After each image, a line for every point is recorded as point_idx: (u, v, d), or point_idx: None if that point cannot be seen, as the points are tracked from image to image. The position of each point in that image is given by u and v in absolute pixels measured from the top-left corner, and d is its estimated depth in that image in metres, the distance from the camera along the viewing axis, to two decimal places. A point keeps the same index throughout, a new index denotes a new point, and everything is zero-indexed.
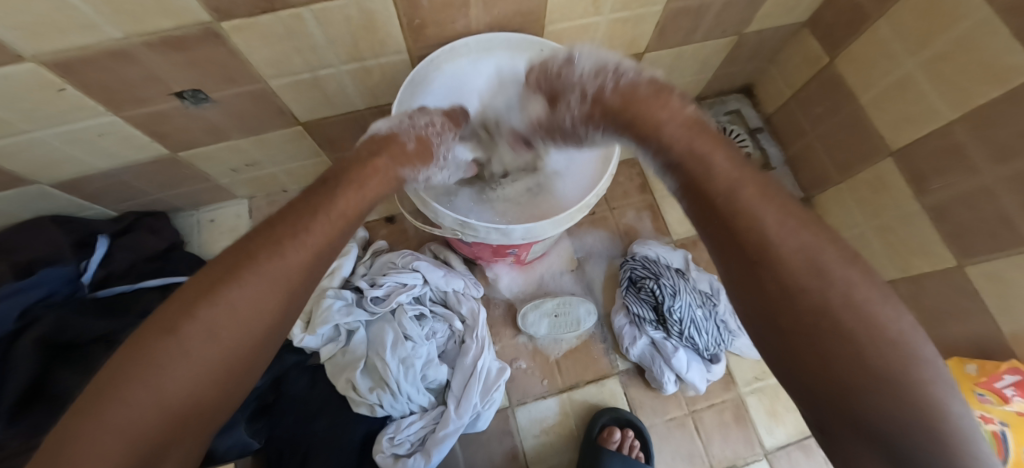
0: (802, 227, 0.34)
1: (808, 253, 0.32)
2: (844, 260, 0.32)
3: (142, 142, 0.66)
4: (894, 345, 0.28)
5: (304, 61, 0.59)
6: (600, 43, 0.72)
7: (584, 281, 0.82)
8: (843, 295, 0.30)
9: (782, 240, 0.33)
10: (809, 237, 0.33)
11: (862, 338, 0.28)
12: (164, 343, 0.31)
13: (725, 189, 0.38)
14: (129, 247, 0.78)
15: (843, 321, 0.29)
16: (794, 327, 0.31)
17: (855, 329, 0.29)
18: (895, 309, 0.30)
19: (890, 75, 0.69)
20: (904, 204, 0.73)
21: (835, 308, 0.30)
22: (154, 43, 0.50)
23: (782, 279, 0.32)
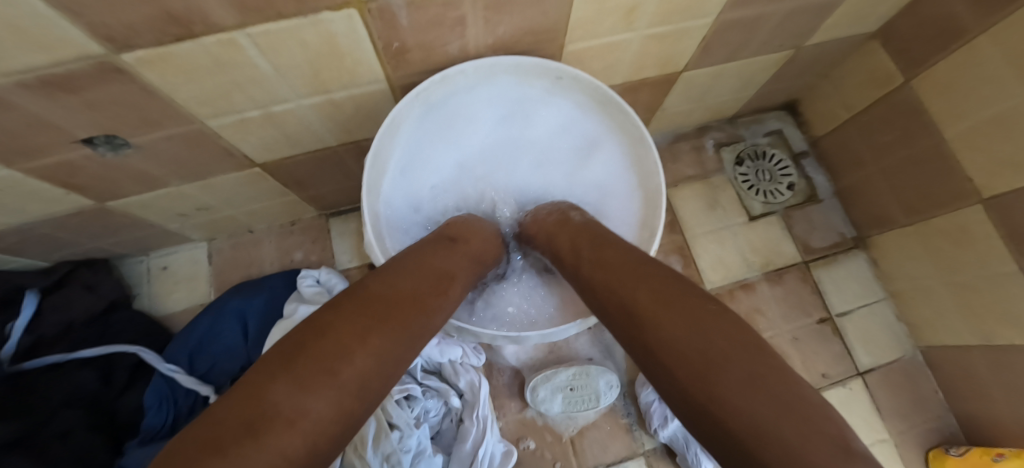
0: (664, 302, 0.29)
1: (670, 332, 0.27)
2: (694, 327, 0.27)
3: (55, 193, 0.52)
4: (775, 412, 0.21)
5: (249, 97, 0.46)
6: (629, 64, 0.58)
7: (603, 343, 0.70)
8: (710, 365, 0.24)
9: (662, 329, 0.28)
10: (674, 303, 0.29)
11: (733, 416, 0.21)
12: None
13: (601, 289, 0.35)
14: (60, 309, 0.64)
15: (727, 400, 0.22)
16: (692, 423, 0.24)
17: (722, 404, 0.22)
18: (726, 338, 0.25)
19: (992, 106, 0.56)
20: (996, 262, 0.60)
21: (710, 384, 0.23)
22: (30, 83, 0.36)
23: (666, 360, 0.26)
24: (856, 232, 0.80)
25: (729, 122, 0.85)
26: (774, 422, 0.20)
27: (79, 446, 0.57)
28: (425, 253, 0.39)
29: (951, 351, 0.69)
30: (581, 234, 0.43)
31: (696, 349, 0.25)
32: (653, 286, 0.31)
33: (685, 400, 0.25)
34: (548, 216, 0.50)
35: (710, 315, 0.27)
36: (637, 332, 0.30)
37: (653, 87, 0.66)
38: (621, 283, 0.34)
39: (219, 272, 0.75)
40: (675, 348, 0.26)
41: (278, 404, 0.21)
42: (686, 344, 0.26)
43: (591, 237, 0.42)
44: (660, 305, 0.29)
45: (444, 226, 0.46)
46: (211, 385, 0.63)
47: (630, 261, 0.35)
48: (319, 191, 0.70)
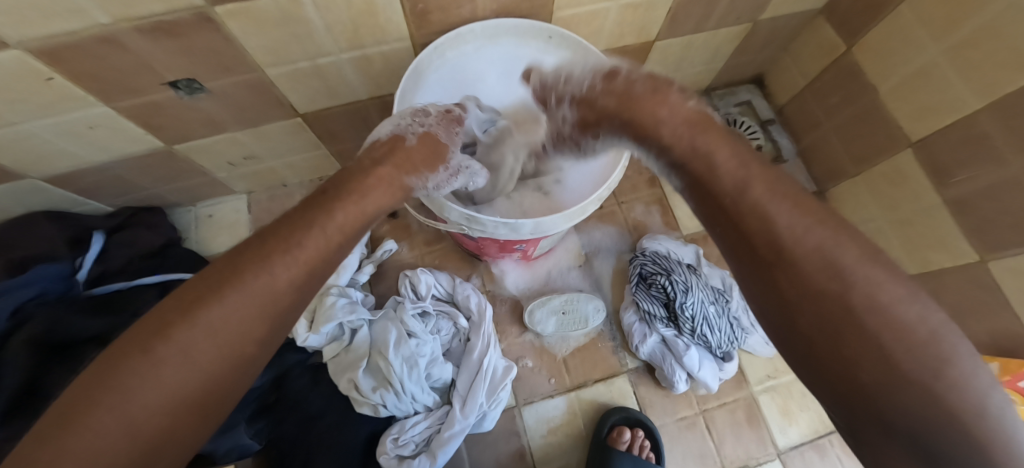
0: (870, 260, 0.33)
1: (869, 298, 0.31)
2: (889, 286, 0.32)
3: (136, 134, 0.63)
4: (917, 364, 0.29)
5: (301, 50, 0.57)
6: (610, 30, 0.69)
7: (592, 278, 0.81)
8: (904, 327, 0.30)
9: (849, 287, 0.32)
10: (831, 262, 0.33)
11: (900, 371, 0.29)
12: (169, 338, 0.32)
13: (775, 227, 0.36)
14: (125, 244, 0.76)
15: (897, 365, 0.29)
16: (823, 365, 0.32)
17: (876, 354, 0.30)
18: (894, 288, 0.31)
19: (914, 63, 0.67)
20: (925, 197, 0.70)
21: (871, 334, 0.30)
22: (144, 29, 0.48)
23: (827, 311, 0.32)
24: (817, 188, 0.91)
25: (704, 93, 0.97)
26: (899, 368, 0.29)
27: None
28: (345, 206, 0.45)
29: None
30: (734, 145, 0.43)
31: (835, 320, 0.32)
32: (848, 244, 0.34)
33: (821, 348, 0.33)
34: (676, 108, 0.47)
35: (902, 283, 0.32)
36: (809, 292, 0.33)
37: (632, 54, 0.77)
38: (810, 229, 0.35)
39: (257, 220, 0.86)
40: (857, 316, 0.31)
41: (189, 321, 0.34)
42: (875, 312, 0.30)
43: (731, 148, 0.42)
44: (840, 269, 0.33)
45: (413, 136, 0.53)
46: None
47: (800, 206, 0.36)
48: (345, 146, 0.81)
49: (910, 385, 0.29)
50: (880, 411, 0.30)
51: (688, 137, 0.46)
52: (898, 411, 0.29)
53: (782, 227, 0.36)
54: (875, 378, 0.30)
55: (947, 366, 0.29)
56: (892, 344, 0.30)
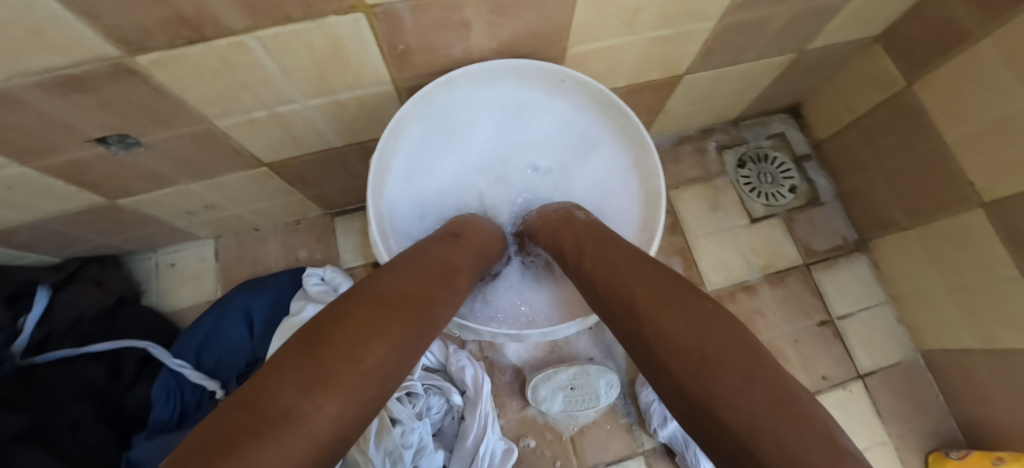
0: (667, 304, 0.30)
1: (671, 328, 0.28)
2: (701, 326, 0.27)
3: (67, 190, 0.53)
4: (739, 389, 0.23)
5: (256, 98, 0.47)
6: (632, 66, 0.59)
7: (604, 344, 0.71)
8: (705, 350, 0.26)
9: (657, 326, 0.29)
10: (679, 308, 0.29)
11: (716, 399, 0.23)
12: (299, 408, 0.22)
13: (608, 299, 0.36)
14: (70, 304, 0.65)
15: (707, 385, 0.24)
16: (677, 402, 0.26)
17: (705, 381, 0.24)
18: (719, 329, 0.27)
19: (993, 111, 0.56)
20: (997, 266, 0.60)
21: (683, 358, 0.26)
22: (46, 84, 0.37)
23: (651, 354, 0.29)
24: (858, 236, 0.80)
25: (731, 124, 0.86)
26: (766, 413, 0.22)
27: (86, 442, 0.57)
28: (431, 249, 0.43)
29: (953, 355, 0.69)
30: (587, 238, 0.44)
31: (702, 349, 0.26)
32: (649, 286, 0.33)
33: (666, 381, 0.28)
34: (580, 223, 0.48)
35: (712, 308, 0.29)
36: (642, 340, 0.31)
37: (655, 89, 0.66)
38: (628, 287, 0.34)
39: (225, 269, 0.76)
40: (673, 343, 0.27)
41: (297, 393, 0.23)
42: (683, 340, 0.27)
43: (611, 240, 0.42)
44: (661, 303, 0.31)
45: (448, 224, 0.51)
46: (217, 380, 0.64)
47: (633, 264, 0.36)
48: (323, 190, 0.71)
49: (774, 423, 0.21)
50: (736, 446, 0.22)
51: (563, 225, 0.49)
52: (729, 442, 0.22)
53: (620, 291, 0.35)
54: (761, 410, 0.22)
55: (777, 396, 0.22)
56: (707, 356, 0.26)
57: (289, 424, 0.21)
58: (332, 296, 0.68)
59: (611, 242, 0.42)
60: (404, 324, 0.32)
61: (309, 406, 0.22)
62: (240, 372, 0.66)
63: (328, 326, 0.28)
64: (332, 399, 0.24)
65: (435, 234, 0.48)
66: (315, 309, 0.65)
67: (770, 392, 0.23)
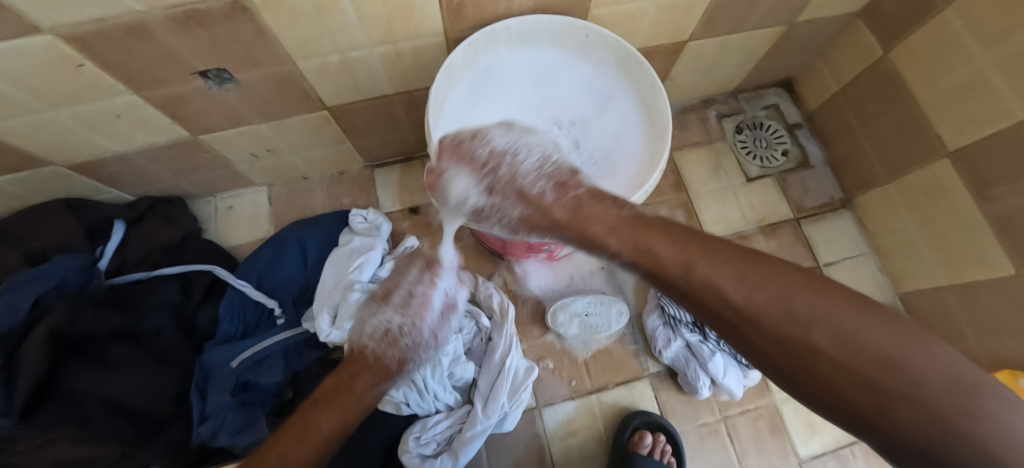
0: (829, 297, 0.28)
1: (852, 324, 0.26)
2: (866, 326, 0.26)
3: (161, 124, 0.62)
4: (936, 392, 0.23)
5: (333, 42, 0.56)
6: (645, 30, 0.68)
7: (614, 281, 0.80)
8: (893, 356, 0.25)
9: (827, 326, 0.27)
10: (829, 305, 0.27)
11: (920, 399, 0.23)
12: (317, 411, 0.42)
13: (725, 295, 0.30)
14: (144, 236, 0.75)
15: (886, 396, 0.24)
16: (841, 408, 0.26)
17: (900, 382, 0.24)
18: (882, 331, 0.26)
19: (957, 71, 0.65)
20: (962, 209, 0.69)
21: (855, 362, 0.25)
22: (177, 18, 0.47)
23: (799, 353, 0.27)
24: (844, 195, 0.89)
25: (731, 96, 0.95)
26: (956, 409, 0.22)
27: (168, 345, 0.64)
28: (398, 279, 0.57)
29: (926, 296, 0.78)
30: (653, 226, 0.37)
31: (868, 360, 0.25)
32: (801, 288, 0.29)
33: (825, 388, 0.26)
34: (617, 212, 0.39)
35: (878, 306, 0.27)
36: (775, 338, 0.28)
37: (664, 55, 0.75)
38: (741, 287, 0.30)
39: (277, 213, 0.85)
40: (849, 339, 0.26)
41: (339, 389, 0.45)
42: (871, 337, 0.25)
43: (668, 233, 0.35)
44: (809, 309, 0.28)
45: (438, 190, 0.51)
46: (276, 300, 0.73)
47: (742, 256, 0.32)
48: (369, 141, 0.80)
49: (971, 417, 0.22)
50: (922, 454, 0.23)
51: (632, 224, 0.37)
52: (921, 438, 0.23)
53: (729, 292, 0.31)
54: (955, 408, 0.22)
55: (968, 385, 0.23)
56: (886, 370, 0.24)
57: (307, 417, 0.41)
58: (375, 232, 0.77)
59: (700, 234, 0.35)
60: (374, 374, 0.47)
61: (309, 424, 0.41)
62: (296, 296, 0.74)
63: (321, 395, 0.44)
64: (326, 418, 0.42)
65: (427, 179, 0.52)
66: (362, 241, 0.75)
67: (957, 383, 0.23)
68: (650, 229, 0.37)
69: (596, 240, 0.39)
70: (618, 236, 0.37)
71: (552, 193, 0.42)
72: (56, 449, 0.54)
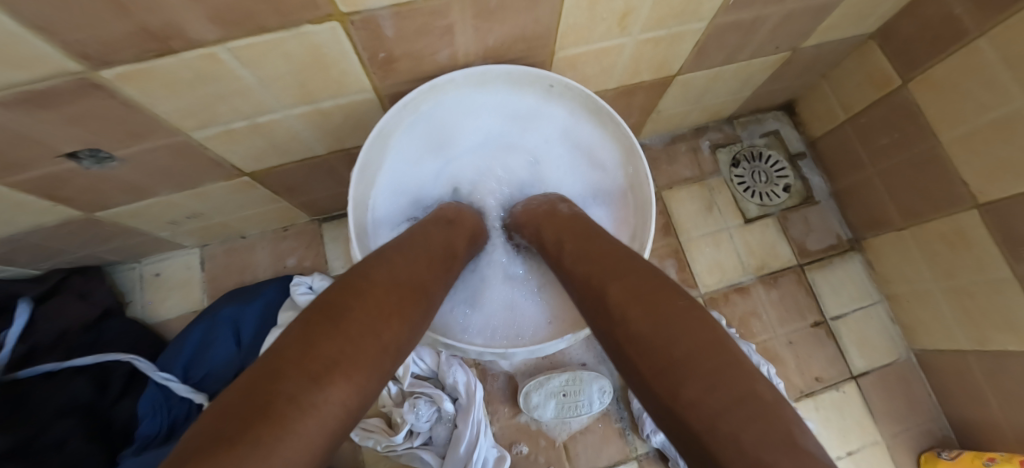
0: (635, 299, 0.31)
1: (647, 319, 0.29)
2: (651, 322, 0.28)
3: (42, 205, 0.52)
4: (707, 379, 0.23)
5: (233, 108, 0.45)
6: (623, 67, 0.57)
7: (596, 348, 0.71)
8: (674, 357, 0.25)
9: (631, 324, 0.29)
10: (646, 304, 0.30)
11: (718, 411, 0.22)
12: (306, 388, 0.22)
13: (583, 282, 0.37)
14: (53, 319, 0.64)
15: (674, 387, 0.24)
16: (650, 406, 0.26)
17: (671, 378, 0.25)
18: (669, 324, 0.28)
19: (990, 110, 0.55)
20: (990, 267, 0.60)
21: (651, 359, 0.27)
22: (8, 101, 0.36)
23: (618, 343, 0.31)
24: (852, 234, 0.80)
25: (725, 122, 0.84)
26: (724, 410, 0.22)
27: (74, 459, 0.56)
28: (428, 231, 0.44)
29: (946, 355, 0.69)
30: (575, 230, 0.44)
31: (670, 350, 0.26)
32: (626, 282, 0.33)
33: (642, 373, 0.28)
34: (565, 213, 0.49)
35: (687, 306, 0.29)
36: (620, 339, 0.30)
37: (648, 90, 0.65)
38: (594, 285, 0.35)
39: (212, 278, 0.75)
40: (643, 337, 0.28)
41: (289, 388, 0.22)
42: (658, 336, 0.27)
43: (577, 227, 0.44)
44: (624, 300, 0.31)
45: (442, 209, 0.51)
46: (205, 392, 0.63)
47: (603, 261, 0.37)
48: (310, 197, 0.69)
49: (737, 421, 0.21)
50: (696, 442, 0.22)
51: (567, 219, 0.47)
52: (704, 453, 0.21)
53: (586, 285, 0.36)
54: (723, 409, 0.22)
55: (746, 402, 0.22)
56: (682, 361, 0.25)
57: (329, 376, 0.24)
58: None
59: (596, 234, 0.42)
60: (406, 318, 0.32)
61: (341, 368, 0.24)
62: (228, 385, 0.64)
63: (349, 301, 0.29)
64: (336, 391, 0.24)
65: (431, 219, 0.48)
66: None
67: (735, 390, 0.22)
68: (570, 225, 0.46)
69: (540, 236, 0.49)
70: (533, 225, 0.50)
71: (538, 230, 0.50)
72: None
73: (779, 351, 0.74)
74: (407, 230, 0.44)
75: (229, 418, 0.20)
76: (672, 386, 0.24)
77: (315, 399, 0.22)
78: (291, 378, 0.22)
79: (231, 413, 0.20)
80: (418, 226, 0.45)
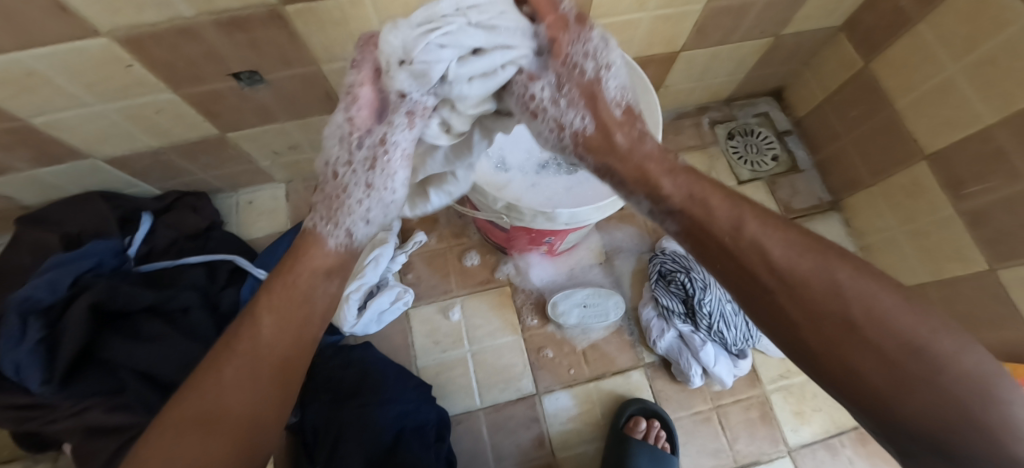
0: (866, 274, 0.27)
1: (893, 311, 0.26)
2: (899, 303, 0.26)
3: (195, 120, 0.68)
4: (967, 376, 0.24)
5: (357, 47, 0.62)
6: (641, 40, 0.74)
7: (613, 275, 0.85)
8: (920, 342, 0.25)
9: (864, 302, 0.26)
10: (879, 293, 0.26)
11: (943, 385, 0.24)
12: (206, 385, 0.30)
13: (773, 260, 0.29)
14: (172, 225, 0.81)
15: (875, 360, 0.26)
16: (858, 389, 0.26)
17: (924, 368, 0.24)
18: (900, 302, 0.26)
19: (930, 79, 0.70)
20: (939, 207, 0.73)
21: (884, 343, 0.25)
22: (222, 22, 0.52)
23: (832, 330, 0.27)
24: (832, 197, 0.94)
25: (724, 103, 1.00)
26: (963, 378, 0.24)
27: (194, 323, 0.69)
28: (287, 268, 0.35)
29: None
30: (720, 186, 0.33)
31: (903, 330, 0.25)
32: (839, 272, 0.28)
33: (804, 343, 0.28)
34: (654, 147, 0.35)
35: (925, 306, 0.27)
36: (807, 312, 0.28)
37: (659, 63, 0.81)
38: (790, 253, 0.29)
39: (295, 207, 0.90)
40: (891, 324, 0.25)
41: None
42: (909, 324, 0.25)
43: (722, 189, 0.32)
44: (842, 295, 0.27)
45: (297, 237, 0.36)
46: None
47: (788, 230, 0.30)
48: None
49: (965, 388, 0.24)
50: (871, 401, 0.26)
51: (690, 172, 0.34)
52: (922, 422, 0.24)
53: (776, 257, 0.29)
54: (955, 370, 0.24)
55: (977, 376, 0.24)
56: (918, 353, 0.25)
57: None
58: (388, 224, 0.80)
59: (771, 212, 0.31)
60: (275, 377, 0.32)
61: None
62: None
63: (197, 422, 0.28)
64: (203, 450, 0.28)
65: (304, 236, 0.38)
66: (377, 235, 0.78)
67: (967, 363, 0.24)
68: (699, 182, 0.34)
69: (651, 178, 0.33)
70: (678, 178, 0.33)
71: (618, 112, 0.36)
72: (91, 416, 0.59)
73: None
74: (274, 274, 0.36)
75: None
76: (886, 363, 0.25)
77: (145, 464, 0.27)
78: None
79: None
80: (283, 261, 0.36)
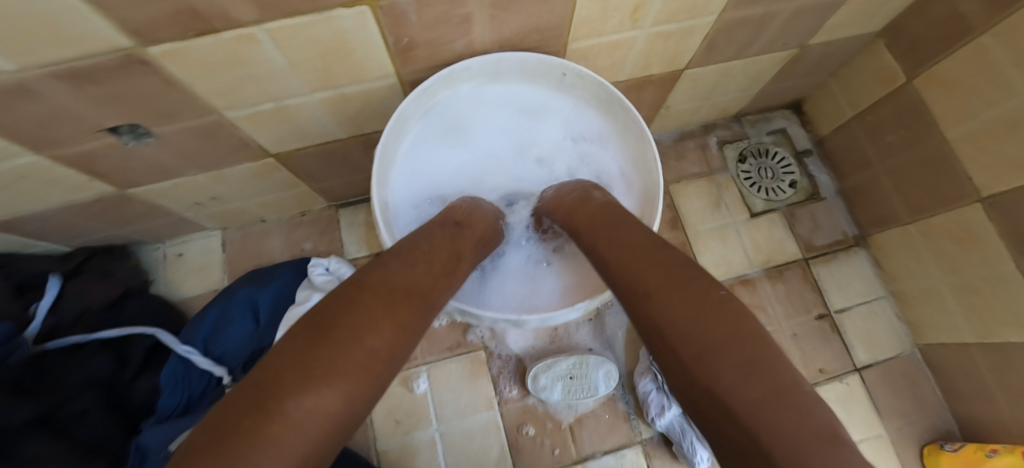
0: (677, 287, 0.31)
1: (698, 322, 0.27)
2: (698, 313, 0.28)
3: (78, 181, 0.54)
4: (771, 388, 0.23)
5: (262, 90, 0.47)
6: (635, 61, 0.59)
7: (602, 337, 0.73)
8: (747, 353, 0.25)
9: (674, 323, 0.28)
10: (694, 306, 0.28)
11: (733, 406, 0.23)
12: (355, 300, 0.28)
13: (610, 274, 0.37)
14: (82, 293, 0.66)
15: (704, 374, 0.25)
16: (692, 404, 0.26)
17: (744, 383, 0.23)
18: (712, 313, 0.28)
19: (993, 106, 0.56)
20: (996, 262, 0.60)
21: (701, 346, 0.26)
22: (61, 75, 0.38)
23: (669, 342, 0.28)
24: (859, 231, 0.81)
25: (734, 119, 0.86)
26: (757, 401, 0.22)
27: (95, 428, 0.59)
28: (433, 235, 0.43)
29: (952, 351, 0.70)
30: (596, 215, 0.46)
31: (705, 334, 0.27)
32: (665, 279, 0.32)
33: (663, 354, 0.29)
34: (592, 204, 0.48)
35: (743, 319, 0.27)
36: (647, 322, 0.31)
37: (658, 84, 0.67)
38: (634, 270, 0.35)
39: (233, 260, 0.78)
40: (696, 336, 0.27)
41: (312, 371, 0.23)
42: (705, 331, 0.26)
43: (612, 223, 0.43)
44: (669, 288, 0.31)
45: (451, 209, 0.50)
46: (224, 366, 0.67)
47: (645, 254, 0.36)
48: (329, 183, 0.72)
49: (767, 405, 0.22)
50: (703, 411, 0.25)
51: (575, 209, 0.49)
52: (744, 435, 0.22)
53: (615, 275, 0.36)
54: (756, 395, 0.23)
55: (782, 388, 0.23)
56: (716, 346, 0.26)
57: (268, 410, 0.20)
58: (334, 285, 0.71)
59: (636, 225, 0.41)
60: (411, 311, 0.32)
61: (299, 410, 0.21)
62: (246, 361, 0.69)
63: (339, 310, 0.27)
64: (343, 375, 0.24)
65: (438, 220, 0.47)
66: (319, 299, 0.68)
67: (771, 379, 0.23)
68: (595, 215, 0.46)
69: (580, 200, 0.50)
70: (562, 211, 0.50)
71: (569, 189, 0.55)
72: None
73: (784, 343, 0.76)
74: (411, 233, 0.43)
75: (232, 399, 0.21)
76: (699, 359, 0.26)
77: (300, 404, 0.21)
78: (295, 375, 0.22)
79: (233, 397, 0.21)
80: (424, 230, 0.44)
